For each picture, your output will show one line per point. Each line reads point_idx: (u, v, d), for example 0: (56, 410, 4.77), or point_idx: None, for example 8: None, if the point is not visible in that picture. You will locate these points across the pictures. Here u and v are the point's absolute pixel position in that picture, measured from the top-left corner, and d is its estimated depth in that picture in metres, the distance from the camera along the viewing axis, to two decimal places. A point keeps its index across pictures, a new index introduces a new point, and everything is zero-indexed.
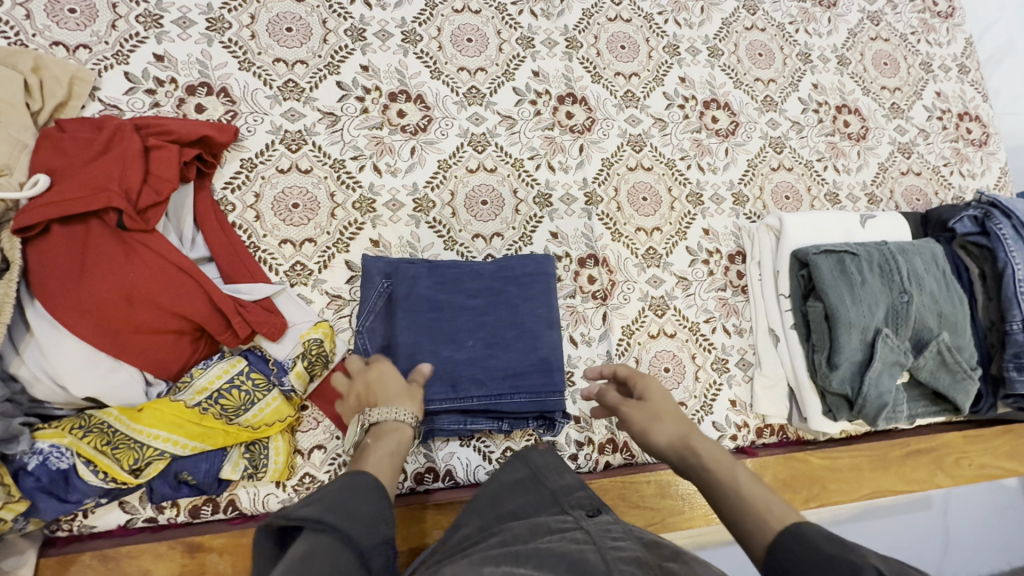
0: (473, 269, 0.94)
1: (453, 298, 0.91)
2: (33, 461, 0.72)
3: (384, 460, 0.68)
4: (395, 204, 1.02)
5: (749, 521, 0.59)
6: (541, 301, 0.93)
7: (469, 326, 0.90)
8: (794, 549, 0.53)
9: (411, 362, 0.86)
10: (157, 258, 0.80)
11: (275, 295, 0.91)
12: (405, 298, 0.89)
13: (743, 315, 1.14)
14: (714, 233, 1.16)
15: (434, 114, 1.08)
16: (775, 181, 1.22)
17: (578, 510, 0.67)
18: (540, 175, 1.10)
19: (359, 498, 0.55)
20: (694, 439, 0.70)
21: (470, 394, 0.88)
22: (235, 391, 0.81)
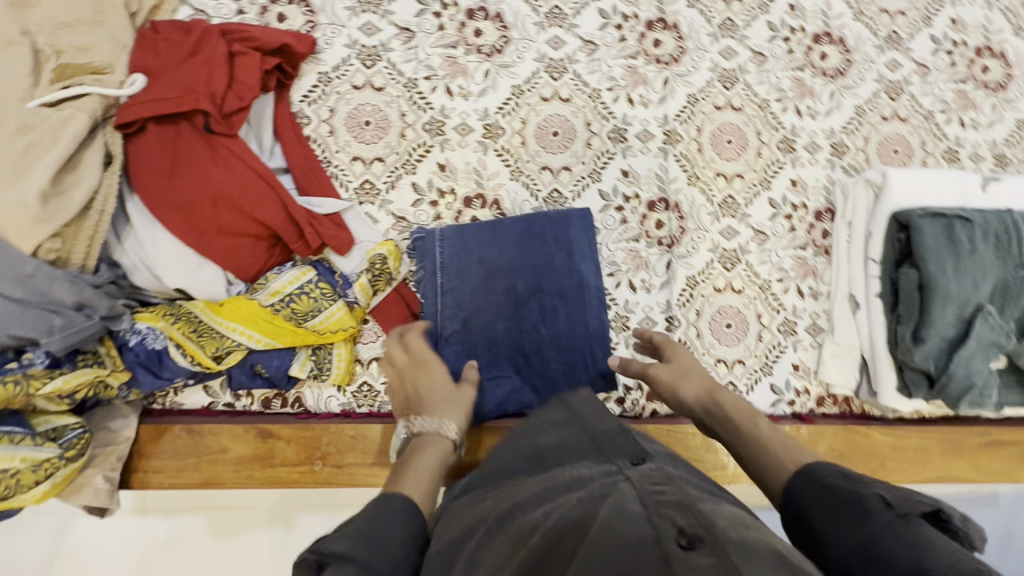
0: (578, 305, 0.92)
1: (521, 245, 0.92)
2: (134, 338, 0.81)
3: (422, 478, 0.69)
4: (465, 128, 1.00)
5: (770, 464, 0.67)
6: (567, 353, 0.92)
7: (531, 288, 0.91)
8: (805, 489, 0.60)
9: (464, 275, 0.90)
10: (241, 164, 0.83)
11: (344, 212, 0.94)
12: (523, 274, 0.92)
13: (821, 278, 1.06)
14: (802, 186, 1.06)
15: (511, 35, 1.02)
16: (885, 133, 1.08)
17: (620, 458, 0.62)
18: (617, 108, 1.04)
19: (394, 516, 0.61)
20: (720, 394, 0.79)
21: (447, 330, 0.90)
22: (305, 296, 0.86)
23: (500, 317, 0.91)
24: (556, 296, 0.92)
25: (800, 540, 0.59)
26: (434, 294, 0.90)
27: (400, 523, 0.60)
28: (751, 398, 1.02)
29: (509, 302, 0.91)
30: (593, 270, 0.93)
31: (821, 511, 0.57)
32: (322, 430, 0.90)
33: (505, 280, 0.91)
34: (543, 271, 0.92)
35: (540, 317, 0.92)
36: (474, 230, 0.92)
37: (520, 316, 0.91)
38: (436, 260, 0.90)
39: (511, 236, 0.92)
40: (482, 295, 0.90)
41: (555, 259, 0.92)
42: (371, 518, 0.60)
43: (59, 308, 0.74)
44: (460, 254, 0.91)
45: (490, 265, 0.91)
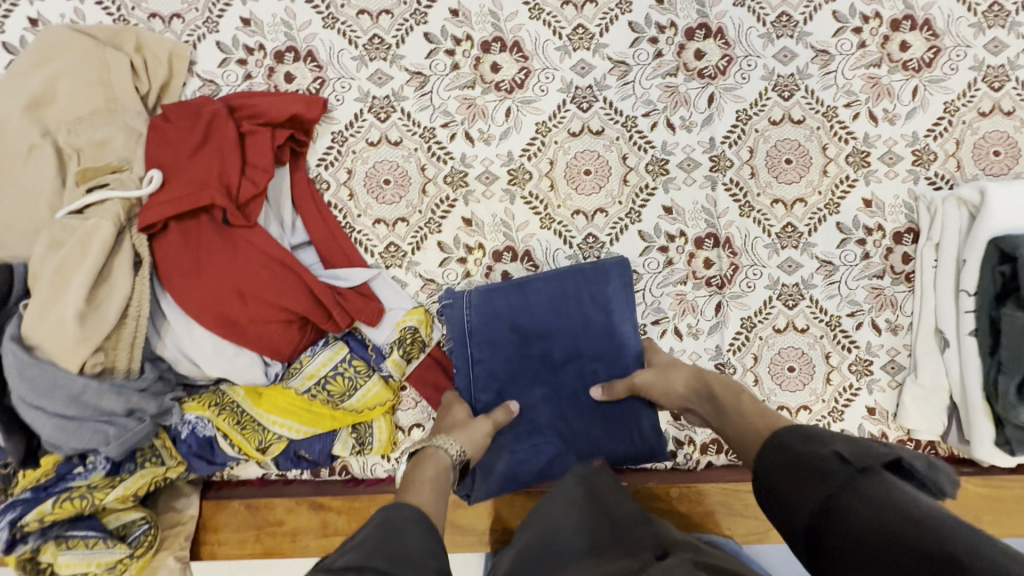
0: (618, 368, 0.88)
1: (551, 300, 0.88)
2: (184, 430, 0.83)
3: (424, 488, 0.69)
4: (489, 177, 0.93)
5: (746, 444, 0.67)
6: (606, 422, 0.89)
7: (569, 354, 0.89)
8: (775, 460, 0.61)
9: (496, 337, 0.88)
10: (261, 254, 0.82)
11: (372, 280, 0.91)
12: (556, 335, 0.89)
13: (901, 309, 0.93)
14: (877, 205, 0.93)
15: (532, 66, 0.92)
16: (984, 132, 0.91)
17: (644, 552, 0.63)
18: (655, 136, 0.93)
19: (405, 527, 0.60)
20: (706, 374, 0.79)
21: (482, 397, 0.88)
22: (339, 377, 0.85)
23: (538, 385, 0.89)
24: (593, 358, 0.89)
25: (777, 516, 0.59)
26: (464, 364, 0.88)
27: (416, 535, 0.60)
28: None
29: (546, 363, 0.89)
30: (631, 332, 0.88)
31: (789, 480, 0.59)
32: (369, 500, 0.90)
33: (539, 346, 0.89)
34: (580, 334, 0.88)
35: (581, 378, 0.89)
36: (505, 297, 0.88)
37: (562, 382, 0.89)
38: (468, 329, 0.88)
39: (540, 293, 0.88)
40: (519, 364, 0.89)
41: (590, 319, 0.88)
42: (381, 529, 0.59)
43: (111, 416, 0.77)
44: (490, 321, 0.88)
45: (523, 331, 0.88)
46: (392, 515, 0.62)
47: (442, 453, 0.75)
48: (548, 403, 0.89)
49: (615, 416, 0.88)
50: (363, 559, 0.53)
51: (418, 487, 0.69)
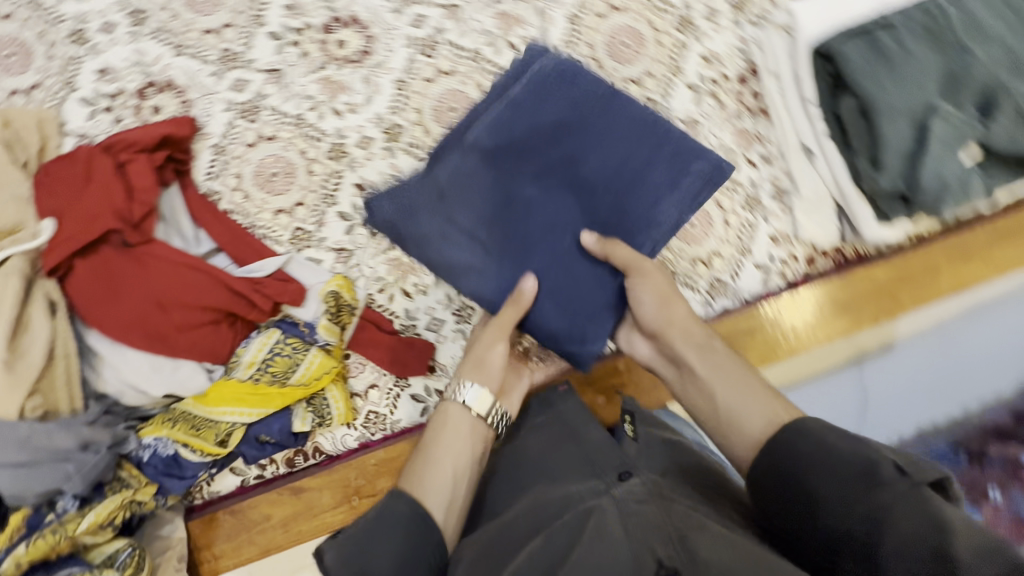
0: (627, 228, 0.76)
1: (618, 130, 0.77)
2: (146, 453, 0.86)
3: (436, 471, 0.69)
4: (366, 141, 0.99)
5: (749, 434, 0.66)
6: (559, 259, 0.77)
7: (595, 177, 0.76)
8: (802, 447, 0.59)
9: (561, 106, 0.76)
10: (170, 265, 0.87)
11: (286, 266, 0.96)
12: (590, 173, 0.76)
13: (768, 140, 0.99)
14: (714, 58, 1.01)
15: (373, 32, 1.00)
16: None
17: (608, 471, 0.66)
18: (502, 60, 1.00)
19: (397, 516, 0.62)
20: (715, 343, 0.75)
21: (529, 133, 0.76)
22: (279, 357, 0.89)
23: (504, 218, 0.76)
24: (604, 213, 0.77)
25: (785, 494, 0.58)
26: (504, 105, 0.76)
27: (404, 526, 0.61)
28: (741, 284, 0.98)
29: (559, 177, 0.77)
30: (666, 211, 0.76)
31: (826, 476, 0.55)
32: (347, 469, 0.95)
33: (572, 148, 0.76)
34: (622, 194, 0.75)
35: (557, 229, 0.77)
36: (551, 92, 0.77)
37: (532, 232, 0.77)
38: (477, 138, 0.76)
39: (693, 152, 0.76)
40: (529, 150, 0.76)
41: (634, 165, 0.76)
42: (370, 523, 0.61)
43: (67, 454, 0.78)
44: (487, 132, 0.76)
45: (568, 123, 0.76)
46: (390, 503, 0.64)
47: (463, 419, 0.75)
48: (504, 243, 0.77)
49: (574, 287, 0.78)
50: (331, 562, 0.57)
51: (443, 453, 0.71)
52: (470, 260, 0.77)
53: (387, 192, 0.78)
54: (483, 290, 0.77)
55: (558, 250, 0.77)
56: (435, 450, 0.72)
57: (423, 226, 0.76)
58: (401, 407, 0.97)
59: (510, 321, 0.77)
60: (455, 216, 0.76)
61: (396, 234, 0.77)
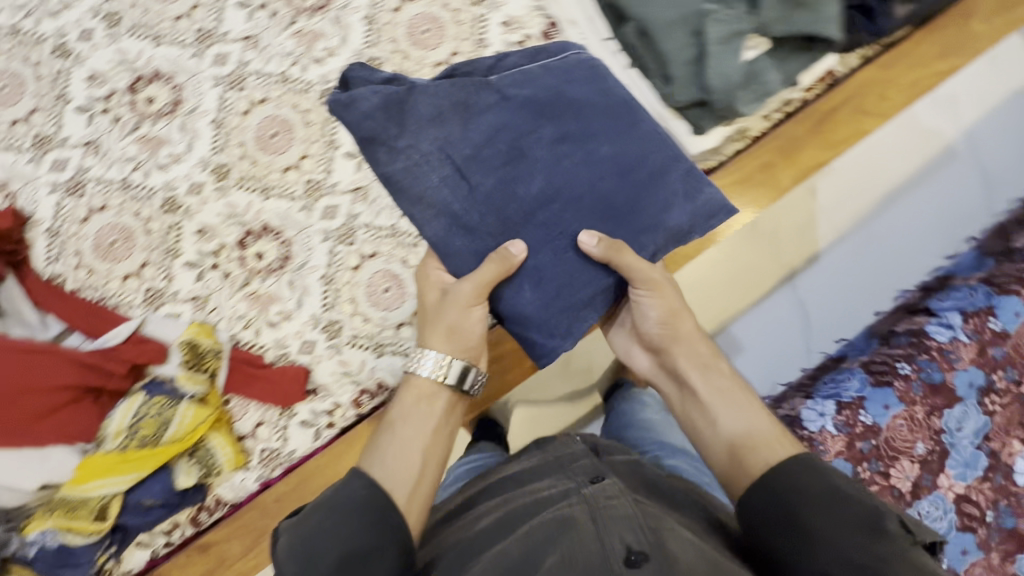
0: (636, 223, 0.72)
1: (645, 132, 0.74)
2: (32, 548, 0.84)
3: (399, 454, 0.66)
4: (197, 187, 0.99)
5: (749, 457, 0.62)
6: (546, 222, 0.71)
7: (613, 157, 0.73)
8: (804, 484, 0.56)
9: (594, 94, 0.75)
10: (10, 355, 0.86)
11: (143, 328, 0.95)
12: (607, 158, 0.72)
13: None
14: (517, 21, 1.02)
15: (180, 81, 1.01)
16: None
17: (580, 477, 0.66)
18: (311, 75, 1.01)
19: (350, 503, 0.59)
20: (716, 364, 0.72)
21: (549, 91, 0.74)
22: (147, 419, 0.88)
23: (504, 157, 0.72)
24: (613, 194, 0.72)
25: (776, 519, 0.56)
26: (548, 76, 0.75)
27: (360, 513, 0.58)
28: None
29: (574, 150, 0.72)
30: (678, 217, 0.73)
31: (824, 511, 0.54)
32: (251, 514, 0.92)
33: (595, 127, 0.73)
34: (634, 189, 0.72)
35: (558, 190, 0.71)
36: (581, 77, 0.76)
37: (529, 196, 0.71)
38: (512, 90, 0.73)
39: (698, 182, 0.75)
40: (547, 114, 0.73)
41: (646, 169, 0.72)
42: (325, 509, 0.58)
43: None
44: (511, 84, 0.74)
45: (602, 105, 0.74)
46: (344, 488, 0.61)
47: (431, 397, 0.71)
48: (493, 186, 0.71)
49: (559, 268, 0.72)
50: (288, 551, 0.56)
51: (405, 430, 0.68)
52: (447, 202, 0.71)
53: (384, 76, 0.73)
54: (448, 241, 0.71)
55: (553, 217, 0.71)
56: (402, 427, 0.68)
57: (416, 139, 0.71)
58: (293, 437, 0.96)
59: (488, 279, 0.69)
60: (456, 142, 0.71)
61: (374, 132, 0.70)
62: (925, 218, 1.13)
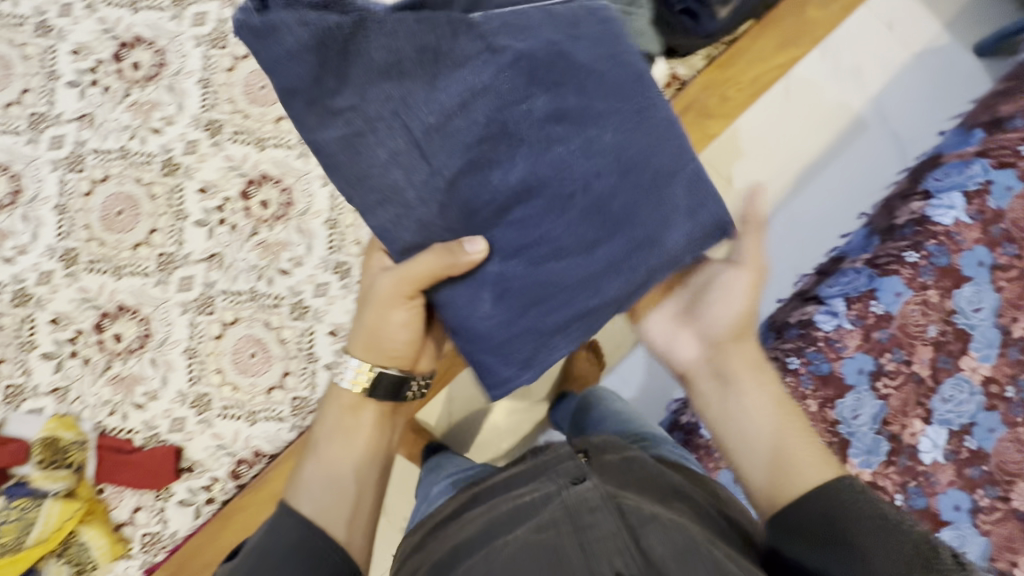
0: (632, 229, 0.74)
1: (654, 128, 0.74)
2: None
3: (325, 482, 0.83)
4: (45, 274, 1.24)
5: (781, 473, 0.75)
6: (533, 224, 0.73)
7: (621, 156, 0.73)
8: (857, 508, 0.68)
9: (595, 69, 0.72)
10: None
11: (9, 424, 1.20)
12: (603, 148, 0.72)
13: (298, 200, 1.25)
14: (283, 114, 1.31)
15: (17, 168, 1.28)
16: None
17: (565, 478, 0.73)
18: (151, 145, 1.28)
19: (281, 539, 0.74)
20: (762, 373, 0.84)
21: (534, 53, 0.69)
22: (8, 525, 1.08)
23: (496, 137, 0.70)
24: (631, 208, 0.74)
25: (824, 533, 0.67)
26: (541, 29, 0.70)
27: (287, 546, 0.73)
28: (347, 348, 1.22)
29: (577, 140, 0.71)
30: (682, 233, 0.76)
31: (875, 535, 0.65)
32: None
33: (597, 113, 0.72)
34: (641, 195, 0.74)
35: (564, 184, 0.72)
36: (587, 33, 0.72)
37: (547, 188, 0.72)
38: (507, 41, 0.68)
39: (700, 182, 0.77)
40: (539, 93, 0.70)
41: (651, 171, 0.74)
42: (260, 541, 0.74)
43: None
44: (577, 40, 0.72)
45: (602, 90, 0.72)
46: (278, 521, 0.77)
47: (351, 413, 0.88)
48: (479, 172, 0.71)
49: (543, 275, 0.74)
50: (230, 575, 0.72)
51: (330, 452, 0.86)
52: (399, 183, 0.70)
53: (316, 0, 0.63)
54: (390, 232, 0.73)
55: (548, 226, 0.73)
56: (322, 453, 0.87)
57: (360, 99, 0.67)
58: (178, 519, 1.17)
59: (429, 265, 0.73)
60: (446, 122, 0.68)
61: (430, 50, 0.66)
62: (848, 187, 1.82)
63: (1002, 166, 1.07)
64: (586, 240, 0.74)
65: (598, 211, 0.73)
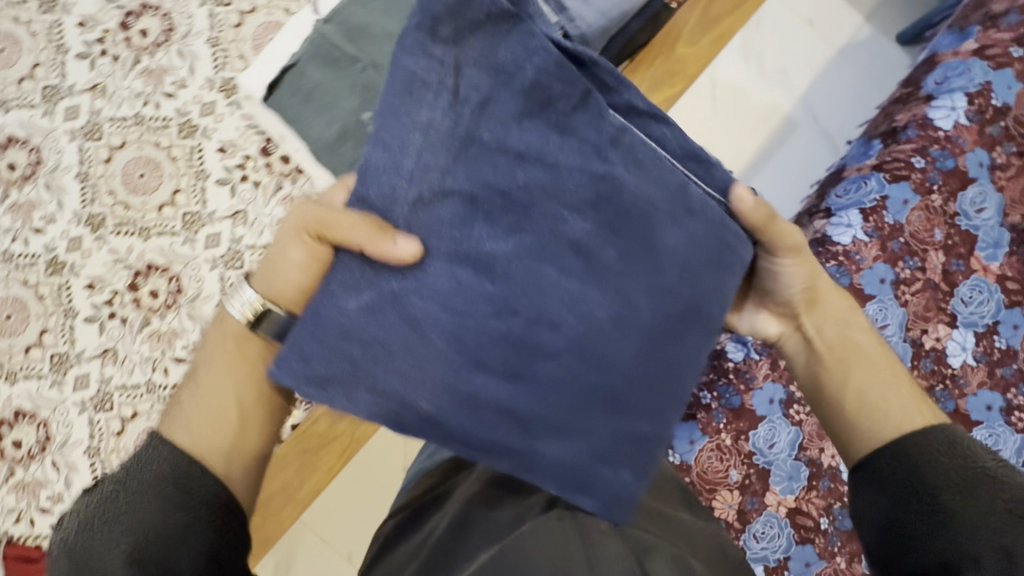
0: (556, 421, 0.57)
1: (665, 360, 0.62)
2: None
3: (203, 421, 0.62)
4: None
5: (886, 424, 0.71)
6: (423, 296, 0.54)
7: (620, 314, 0.58)
8: (953, 456, 0.65)
9: (684, 267, 0.61)
10: None
11: None
12: (573, 356, 0.57)
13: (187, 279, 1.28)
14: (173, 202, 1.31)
15: None
16: (225, 76, 1.34)
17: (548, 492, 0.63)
18: (32, 245, 1.30)
19: (145, 480, 0.56)
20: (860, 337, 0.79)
21: (675, 212, 0.62)
22: None
23: (508, 199, 0.55)
24: (563, 385, 0.57)
25: (915, 480, 0.64)
26: (717, 246, 0.64)
27: (150, 492, 0.55)
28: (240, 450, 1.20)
29: (591, 285, 0.57)
30: (586, 454, 0.58)
31: (984, 488, 0.62)
32: None
33: (656, 308, 0.60)
34: (600, 399, 0.58)
35: (521, 306, 0.55)
36: (711, 263, 0.63)
37: (517, 325, 0.55)
38: (628, 134, 0.61)
39: (649, 460, 0.62)
40: (623, 210, 0.59)
41: (629, 400, 0.60)
42: (94, 514, 0.55)
43: None
44: (671, 214, 0.61)
45: (665, 292, 0.61)
46: (149, 453, 0.58)
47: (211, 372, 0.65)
48: (456, 214, 0.55)
49: (416, 369, 0.53)
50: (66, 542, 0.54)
51: (207, 380, 0.64)
52: (399, 163, 0.53)
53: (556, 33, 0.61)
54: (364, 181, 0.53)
55: (424, 309, 0.54)
56: (201, 379, 0.64)
57: (496, 99, 0.56)
58: None
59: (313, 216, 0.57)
60: (493, 149, 0.55)
61: (546, 92, 0.57)
62: (787, 180, 1.79)
63: (898, 180, 1.05)
64: (483, 399, 0.55)
65: (507, 344, 0.55)
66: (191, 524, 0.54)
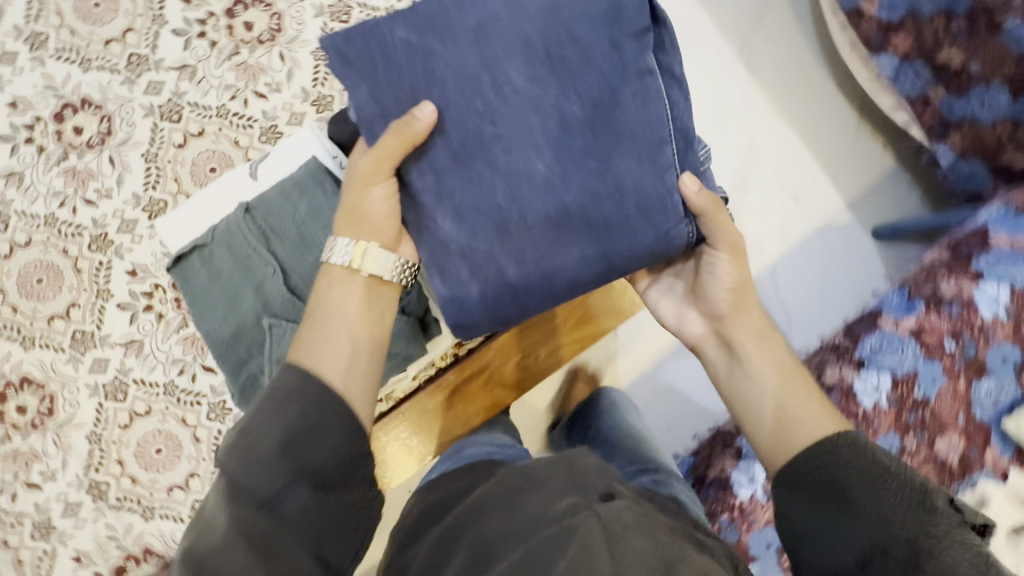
0: (468, 174, 0.73)
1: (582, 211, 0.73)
2: None
3: (321, 353, 0.71)
4: None
5: (791, 431, 0.74)
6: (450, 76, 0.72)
7: (556, 162, 0.73)
8: (855, 459, 0.67)
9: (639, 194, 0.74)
10: None
11: None
12: (468, 139, 0.73)
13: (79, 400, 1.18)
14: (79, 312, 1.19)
15: None
16: (155, 198, 1.20)
17: (592, 492, 0.74)
18: None
19: (256, 433, 0.63)
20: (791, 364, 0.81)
21: (661, 135, 0.74)
22: None
23: (550, 57, 0.72)
24: (489, 167, 0.73)
25: (825, 503, 0.67)
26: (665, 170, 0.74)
27: (272, 431, 0.63)
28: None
29: (540, 122, 0.72)
30: (474, 214, 0.74)
31: (884, 500, 0.64)
32: None
33: (596, 169, 0.73)
34: (513, 187, 0.73)
35: (501, 122, 0.72)
36: (648, 212, 0.74)
37: (464, 136, 0.73)
38: (655, 73, 0.74)
39: (490, 272, 0.75)
40: (605, 120, 0.73)
41: (486, 128, 0.72)
42: (234, 452, 0.63)
43: None
44: (642, 110, 0.73)
45: (608, 180, 0.73)
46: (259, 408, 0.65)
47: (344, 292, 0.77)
48: (509, 46, 0.72)
49: (399, 95, 0.74)
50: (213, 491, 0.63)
51: (328, 320, 0.75)
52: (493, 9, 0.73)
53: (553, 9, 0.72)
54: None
55: (446, 68, 0.72)
56: (323, 299, 0.76)
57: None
58: None
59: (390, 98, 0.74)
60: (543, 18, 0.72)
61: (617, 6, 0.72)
62: None
63: None
64: (448, 145, 0.73)
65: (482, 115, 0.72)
66: (307, 468, 0.63)
